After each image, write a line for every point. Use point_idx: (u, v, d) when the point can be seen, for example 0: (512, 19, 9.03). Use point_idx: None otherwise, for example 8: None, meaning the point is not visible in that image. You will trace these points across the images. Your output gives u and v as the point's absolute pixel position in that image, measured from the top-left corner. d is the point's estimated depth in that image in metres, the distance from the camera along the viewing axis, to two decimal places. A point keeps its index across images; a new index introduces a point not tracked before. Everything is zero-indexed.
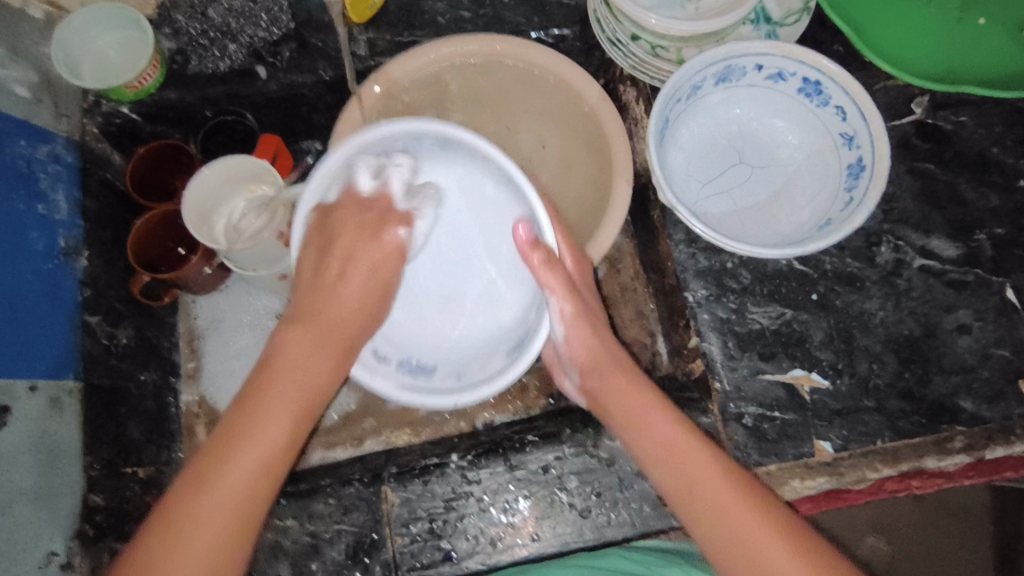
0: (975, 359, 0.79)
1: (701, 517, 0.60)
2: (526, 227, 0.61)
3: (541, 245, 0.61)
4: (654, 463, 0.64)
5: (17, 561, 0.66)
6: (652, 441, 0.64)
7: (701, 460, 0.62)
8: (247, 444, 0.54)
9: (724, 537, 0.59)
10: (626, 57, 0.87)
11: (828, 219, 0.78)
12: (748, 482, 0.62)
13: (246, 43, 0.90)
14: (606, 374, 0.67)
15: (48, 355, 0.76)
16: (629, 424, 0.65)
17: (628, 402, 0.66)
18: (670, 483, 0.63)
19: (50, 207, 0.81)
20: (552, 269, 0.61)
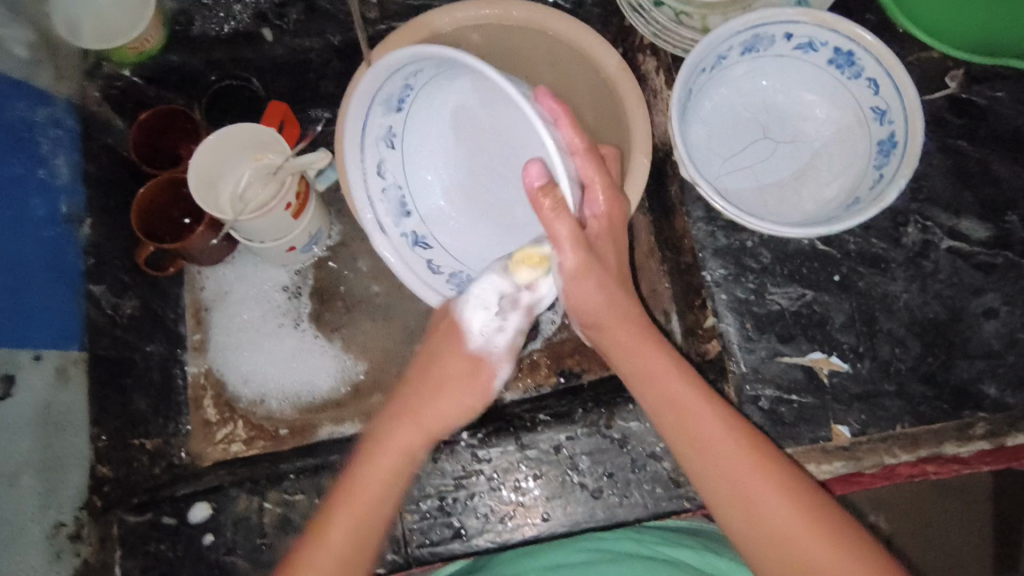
0: (1000, 344, 0.76)
1: (701, 469, 0.61)
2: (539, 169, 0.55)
3: (552, 190, 0.56)
4: (658, 414, 0.64)
5: (24, 531, 0.66)
6: (657, 394, 0.64)
7: (704, 414, 0.62)
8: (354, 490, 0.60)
9: (727, 488, 0.59)
10: (648, 25, 0.83)
11: (856, 198, 0.75)
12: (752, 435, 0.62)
13: (251, 4, 0.86)
14: (607, 326, 0.66)
15: (52, 326, 0.74)
16: (637, 377, 0.66)
17: (632, 352, 0.66)
18: (679, 440, 0.63)
19: (51, 171, 0.78)
20: (560, 219, 0.57)
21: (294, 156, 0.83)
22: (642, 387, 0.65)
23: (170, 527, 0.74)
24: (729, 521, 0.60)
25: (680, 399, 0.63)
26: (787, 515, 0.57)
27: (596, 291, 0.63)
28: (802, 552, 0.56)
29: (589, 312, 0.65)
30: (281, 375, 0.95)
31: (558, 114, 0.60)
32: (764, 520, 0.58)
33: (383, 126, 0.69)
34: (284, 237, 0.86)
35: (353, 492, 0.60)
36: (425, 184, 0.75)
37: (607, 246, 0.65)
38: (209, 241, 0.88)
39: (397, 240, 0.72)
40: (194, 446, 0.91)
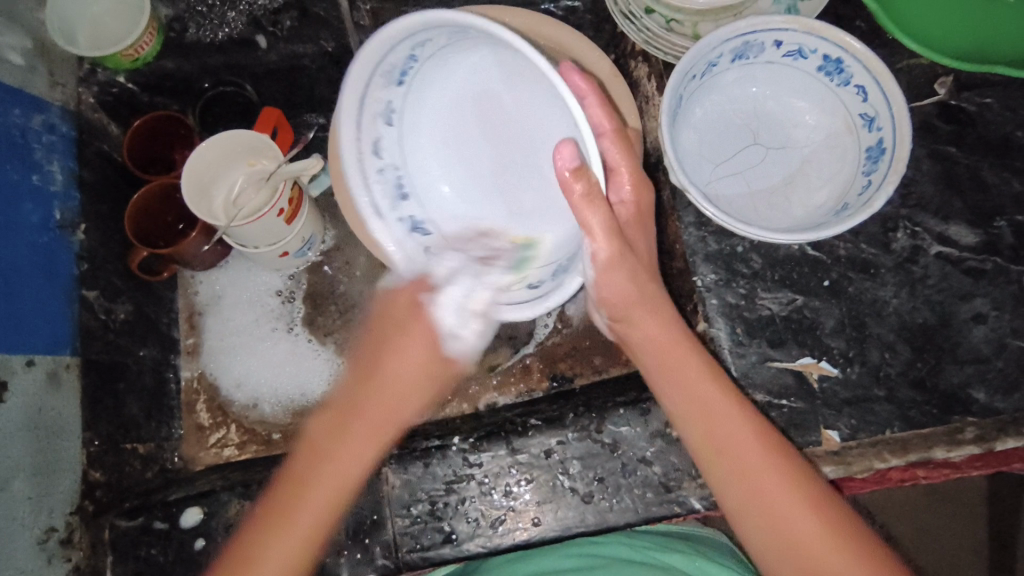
0: (990, 349, 0.77)
1: (729, 475, 0.62)
2: (570, 150, 0.56)
3: (585, 173, 0.57)
4: (687, 418, 0.64)
5: (14, 536, 0.66)
6: (688, 398, 0.64)
7: (735, 422, 0.63)
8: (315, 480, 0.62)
9: (755, 495, 0.61)
10: (639, 32, 0.84)
11: (845, 204, 0.75)
12: (777, 443, 0.62)
13: (243, 10, 0.85)
14: (635, 323, 0.68)
15: (45, 330, 0.74)
16: (665, 378, 0.66)
17: (666, 354, 0.66)
18: (704, 444, 0.63)
19: (46, 178, 0.79)
20: (591, 206, 0.58)
21: (286, 161, 0.83)
22: (669, 389, 0.66)
23: (161, 531, 0.73)
24: (747, 527, 0.61)
25: (709, 403, 0.63)
26: (808, 525, 0.59)
27: (625, 282, 0.65)
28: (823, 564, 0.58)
29: (610, 307, 0.68)
30: (274, 379, 0.95)
31: (585, 92, 0.62)
32: (785, 528, 0.59)
33: (382, 101, 0.66)
34: (277, 242, 0.87)
35: (311, 482, 0.62)
36: (421, 166, 0.72)
37: (637, 236, 0.68)
38: (202, 246, 0.89)
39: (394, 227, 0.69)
40: (187, 450, 0.91)
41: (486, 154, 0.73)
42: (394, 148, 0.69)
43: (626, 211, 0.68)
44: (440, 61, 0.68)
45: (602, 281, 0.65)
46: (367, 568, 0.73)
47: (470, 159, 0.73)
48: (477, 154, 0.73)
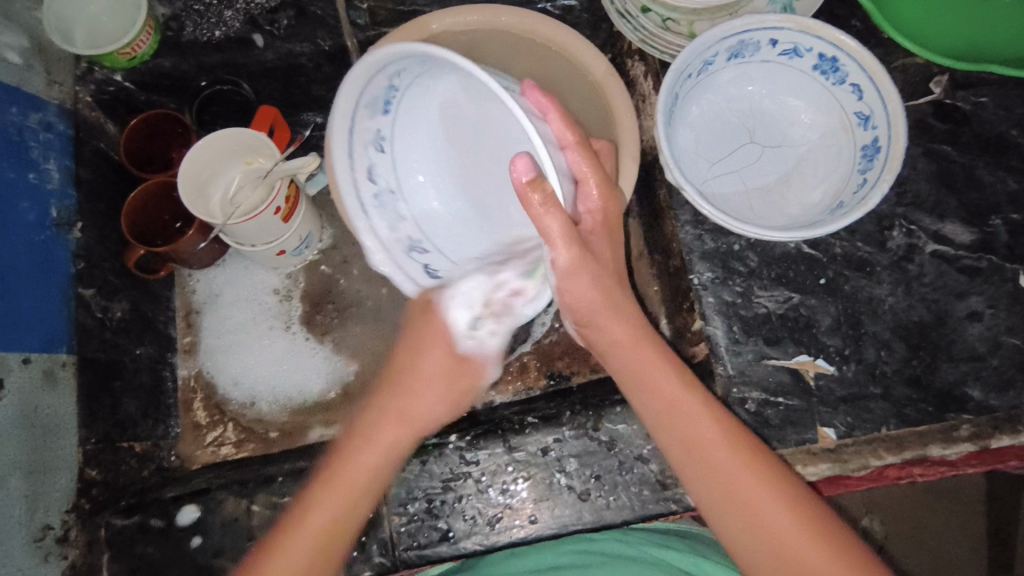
0: (985, 347, 0.77)
1: (698, 474, 0.62)
2: (526, 162, 0.53)
3: (540, 184, 0.53)
4: (656, 420, 0.64)
5: (10, 534, 0.66)
6: (654, 399, 0.64)
7: (703, 422, 0.62)
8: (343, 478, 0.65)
9: (725, 493, 0.60)
10: (635, 31, 0.84)
11: (840, 202, 0.75)
12: (741, 437, 0.62)
13: (241, 9, 0.85)
14: (599, 324, 0.66)
15: (41, 328, 0.74)
16: (630, 380, 0.66)
17: (632, 356, 0.66)
18: (673, 444, 0.63)
19: (42, 176, 0.79)
20: (551, 213, 0.55)
21: (284, 160, 0.83)
22: (636, 388, 0.66)
23: (157, 529, 0.73)
24: (717, 522, 0.61)
25: (673, 401, 0.64)
26: (777, 515, 0.58)
27: (590, 285, 0.63)
28: (801, 561, 0.57)
29: (574, 308, 0.65)
30: (271, 378, 0.95)
31: (545, 108, 0.59)
32: (755, 522, 0.59)
33: (370, 130, 0.65)
34: (274, 241, 0.87)
35: (341, 469, 0.66)
36: (416, 184, 0.71)
37: (598, 234, 0.65)
38: (199, 245, 0.88)
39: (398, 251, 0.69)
40: (183, 449, 0.91)
41: (474, 167, 0.71)
42: (388, 172, 0.69)
43: (592, 220, 0.64)
44: (416, 86, 0.65)
45: (567, 287, 0.62)
46: (363, 567, 0.72)
47: (464, 173, 0.72)
48: (468, 169, 0.72)
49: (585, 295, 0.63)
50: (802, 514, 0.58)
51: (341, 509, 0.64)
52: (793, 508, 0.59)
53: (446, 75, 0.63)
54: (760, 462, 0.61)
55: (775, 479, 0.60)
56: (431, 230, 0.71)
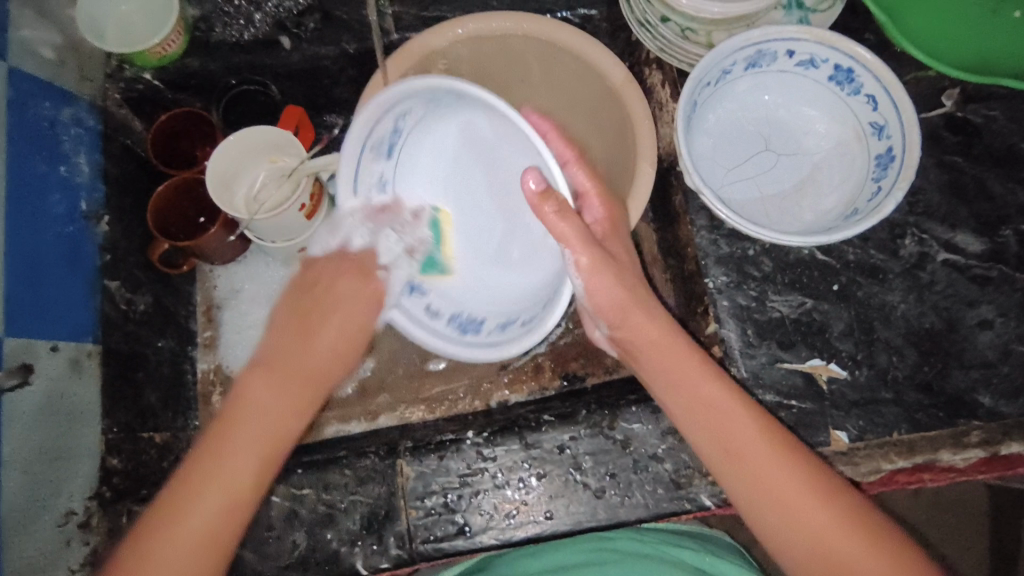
0: (995, 354, 0.78)
1: (732, 471, 0.62)
2: (535, 176, 0.60)
3: (551, 195, 0.60)
4: (691, 420, 0.65)
5: (35, 518, 0.67)
6: (687, 399, 0.65)
7: (740, 421, 0.63)
8: (223, 454, 0.60)
9: (762, 490, 0.61)
10: (654, 40, 0.86)
11: (855, 209, 0.77)
12: (782, 439, 0.63)
13: (270, 12, 0.88)
14: (636, 325, 0.67)
15: (68, 318, 0.76)
16: (666, 380, 0.67)
17: (665, 359, 0.67)
18: (703, 437, 0.64)
19: (73, 169, 0.80)
20: (566, 219, 0.61)
21: (308, 159, 0.85)
22: (671, 388, 0.66)
23: None
24: (761, 519, 0.61)
25: (708, 397, 0.64)
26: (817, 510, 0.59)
27: (613, 283, 0.66)
28: (846, 560, 0.57)
29: (603, 311, 0.67)
30: None
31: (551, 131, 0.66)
32: (796, 516, 0.59)
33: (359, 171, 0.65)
34: (296, 237, 0.89)
35: (238, 404, 0.63)
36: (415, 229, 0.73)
37: (611, 242, 0.72)
38: (224, 241, 0.90)
39: (389, 287, 0.68)
40: None
41: (473, 210, 0.76)
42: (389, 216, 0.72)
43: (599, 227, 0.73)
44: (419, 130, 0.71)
45: (590, 286, 0.65)
46: (381, 559, 0.73)
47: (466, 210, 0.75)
48: (464, 212, 0.76)
49: (609, 292, 0.66)
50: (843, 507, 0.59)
51: (260, 450, 0.61)
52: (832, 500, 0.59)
53: (451, 114, 0.70)
54: (800, 462, 0.61)
55: (813, 477, 0.60)
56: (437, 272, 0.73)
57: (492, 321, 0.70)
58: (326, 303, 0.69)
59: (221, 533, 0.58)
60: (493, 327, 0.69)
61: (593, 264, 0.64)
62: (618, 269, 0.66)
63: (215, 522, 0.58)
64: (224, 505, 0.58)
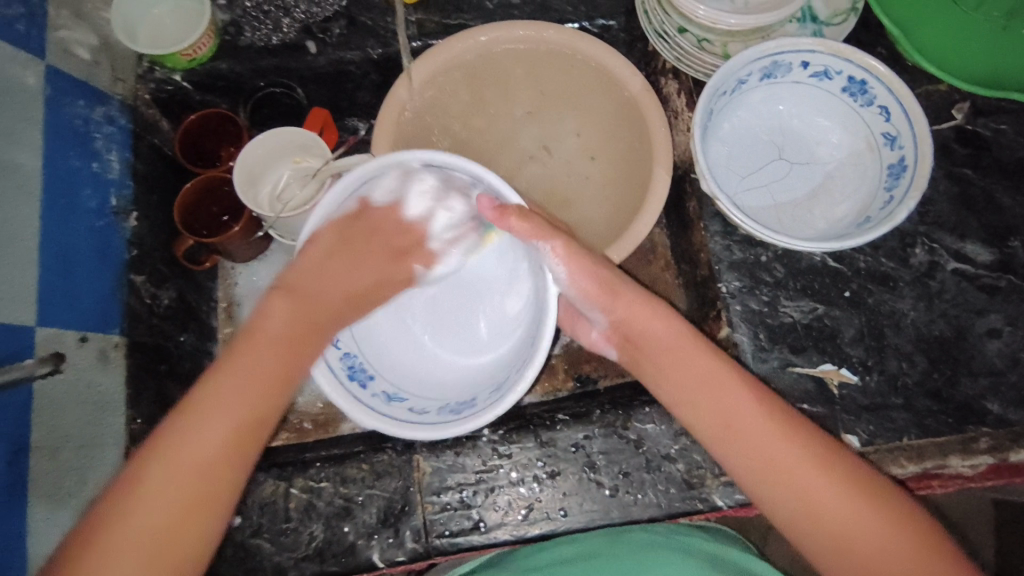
0: (1004, 363, 0.79)
1: (731, 447, 0.60)
2: (489, 198, 0.66)
3: (509, 209, 0.65)
4: (686, 398, 0.63)
5: (62, 503, 0.69)
6: (680, 376, 0.64)
7: (736, 393, 0.61)
8: (232, 378, 0.57)
9: (763, 465, 0.59)
10: (671, 50, 0.88)
11: (867, 217, 0.79)
12: (784, 414, 0.61)
13: (298, 18, 0.91)
14: (626, 301, 0.67)
15: (95, 308, 0.78)
16: (656, 359, 0.65)
17: (659, 336, 0.65)
18: (699, 416, 0.62)
19: (104, 166, 0.83)
20: (527, 220, 0.65)
21: (332, 160, 0.88)
22: (666, 370, 0.65)
23: None
24: (767, 501, 0.59)
25: (704, 373, 0.63)
26: (824, 485, 0.57)
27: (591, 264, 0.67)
28: (851, 530, 0.55)
29: (591, 296, 0.67)
30: None
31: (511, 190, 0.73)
32: (799, 487, 0.57)
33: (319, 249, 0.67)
34: None
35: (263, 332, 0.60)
36: (380, 345, 0.72)
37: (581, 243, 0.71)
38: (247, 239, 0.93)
39: (370, 398, 0.66)
40: None
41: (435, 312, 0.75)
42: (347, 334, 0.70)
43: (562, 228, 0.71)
44: None
45: (571, 273, 0.66)
46: (396, 552, 0.75)
47: (421, 312, 0.75)
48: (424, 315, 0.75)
49: (591, 272, 0.66)
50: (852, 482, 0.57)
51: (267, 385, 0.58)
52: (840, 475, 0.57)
53: None
54: (802, 436, 0.59)
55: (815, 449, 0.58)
56: (414, 373, 0.71)
57: (481, 394, 0.68)
58: (369, 252, 0.69)
59: (228, 458, 0.55)
60: (486, 394, 0.67)
61: (568, 248, 0.66)
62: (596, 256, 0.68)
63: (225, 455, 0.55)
64: (234, 438, 0.55)
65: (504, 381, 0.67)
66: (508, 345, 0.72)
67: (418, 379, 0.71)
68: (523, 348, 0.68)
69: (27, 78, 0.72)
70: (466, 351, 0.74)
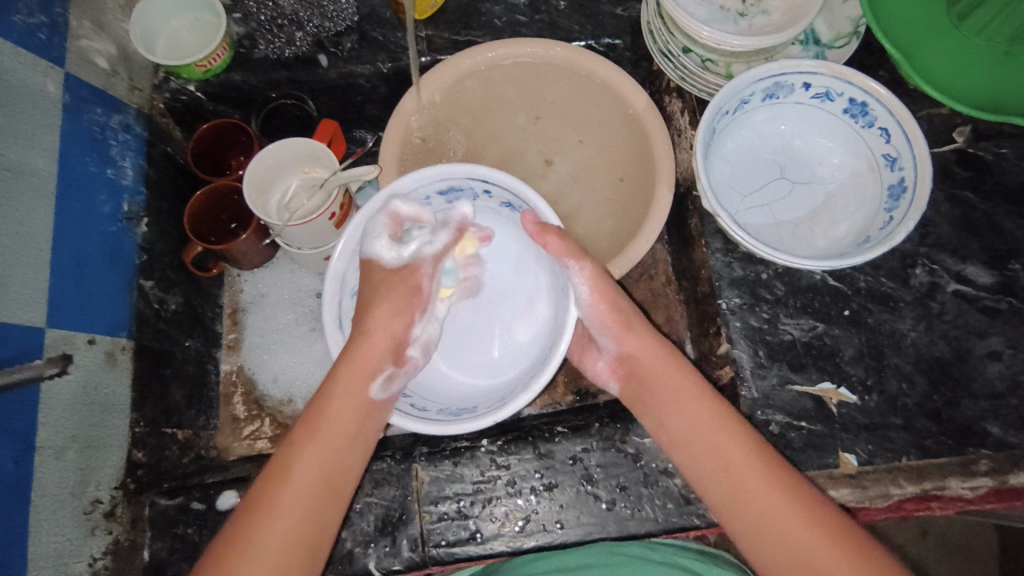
0: (1004, 386, 0.79)
1: (730, 502, 0.61)
2: (532, 214, 0.67)
3: (549, 227, 0.66)
4: (689, 453, 0.65)
5: (63, 504, 0.70)
6: (684, 427, 0.65)
7: (736, 450, 0.62)
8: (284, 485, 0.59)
9: (762, 525, 0.59)
10: (676, 68, 0.90)
11: (867, 237, 0.79)
12: (786, 475, 0.61)
13: (311, 32, 0.94)
14: (636, 335, 0.69)
15: (106, 313, 0.79)
16: (664, 404, 0.67)
17: (665, 382, 0.67)
18: (699, 469, 0.64)
19: (119, 172, 0.85)
20: (566, 243, 0.65)
21: (340, 170, 0.89)
22: (664, 413, 0.67)
23: (198, 512, 0.77)
24: (751, 551, 0.60)
25: (705, 429, 0.64)
26: (807, 538, 0.57)
27: (611, 288, 0.68)
28: None
29: (607, 322, 0.68)
30: (307, 376, 0.99)
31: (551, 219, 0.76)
32: (798, 556, 0.57)
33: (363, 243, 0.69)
34: (323, 245, 0.92)
35: (324, 421, 0.62)
36: None
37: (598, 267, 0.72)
38: (255, 245, 0.94)
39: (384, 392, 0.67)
40: (221, 440, 0.95)
41: (458, 332, 0.76)
42: None
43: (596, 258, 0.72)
44: None
45: (594, 294, 0.67)
46: (393, 561, 0.75)
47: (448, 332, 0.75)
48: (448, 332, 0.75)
49: (610, 300, 0.67)
50: (840, 538, 0.57)
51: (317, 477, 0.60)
52: (827, 530, 0.57)
53: None
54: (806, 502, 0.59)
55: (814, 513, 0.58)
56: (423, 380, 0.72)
57: (482, 406, 0.68)
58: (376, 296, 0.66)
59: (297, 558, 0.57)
60: (487, 407, 0.67)
61: (596, 272, 0.67)
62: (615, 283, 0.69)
63: (294, 558, 0.57)
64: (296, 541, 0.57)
65: (509, 394, 0.67)
66: (517, 368, 0.71)
67: (424, 381, 0.72)
68: (531, 368, 0.69)
69: (47, 85, 0.75)
70: (477, 369, 0.73)
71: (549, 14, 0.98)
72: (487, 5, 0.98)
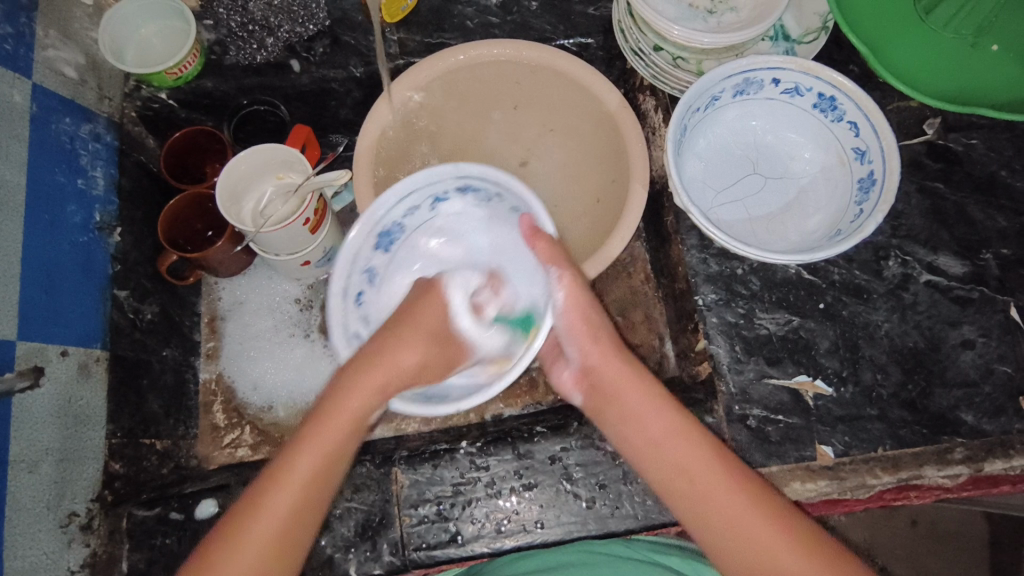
0: (977, 373, 0.80)
1: (693, 513, 0.61)
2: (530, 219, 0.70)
3: (541, 234, 0.69)
4: (648, 463, 0.64)
5: (39, 519, 0.69)
6: (642, 437, 0.65)
7: (697, 456, 0.62)
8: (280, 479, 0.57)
9: (724, 530, 0.59)
10: (647, 67, 0.90)
11: (839, 229, 0.80)
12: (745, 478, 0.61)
13: (282, 37, 0.94)
14: (597, 345, 0.69)
15: (79, 324, 0.79)
16: (623, 416, 0.66)
17: (626, 391, 0.67)
18: (659, 476, 0.63)
19: (89, 182, 0.84)
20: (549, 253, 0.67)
21: (314, 174, 0.89)
22: (625, 425, 0.66)
23: (176, 521, 0.78)
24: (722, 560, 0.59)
25: (664, 439, 0.64)
26: (773, 544, 0.58)
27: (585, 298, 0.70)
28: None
29: (575, 331, 0.69)
30: (288, 382, 0.99)
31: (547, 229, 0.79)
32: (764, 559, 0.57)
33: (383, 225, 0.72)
34: (299, 252, 0.92)
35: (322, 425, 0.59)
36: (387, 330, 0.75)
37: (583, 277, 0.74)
38: (230, 252, 0.93)
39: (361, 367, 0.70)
40: (202, 449, 0.94)
41: None
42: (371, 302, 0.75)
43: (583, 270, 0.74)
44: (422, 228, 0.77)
45: (567, 302, 0.69)
46: (374, 565, 0.75)
47: None
48: None
49: (582, 308, 0.69)
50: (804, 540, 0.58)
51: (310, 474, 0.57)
52: (792, 537, 0.58)
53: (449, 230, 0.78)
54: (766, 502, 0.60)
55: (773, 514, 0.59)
56: None
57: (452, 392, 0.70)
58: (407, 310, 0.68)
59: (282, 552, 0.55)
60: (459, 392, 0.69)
61: (573, 280, 0.69)
62: (592, 296, 0.71)
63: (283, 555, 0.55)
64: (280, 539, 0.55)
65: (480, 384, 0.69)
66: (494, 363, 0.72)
67: None
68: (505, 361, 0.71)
69: (14, 97, 0.74)
70: None
71: (521, 15, 0.98)
72: (459, 7, 0.98)
